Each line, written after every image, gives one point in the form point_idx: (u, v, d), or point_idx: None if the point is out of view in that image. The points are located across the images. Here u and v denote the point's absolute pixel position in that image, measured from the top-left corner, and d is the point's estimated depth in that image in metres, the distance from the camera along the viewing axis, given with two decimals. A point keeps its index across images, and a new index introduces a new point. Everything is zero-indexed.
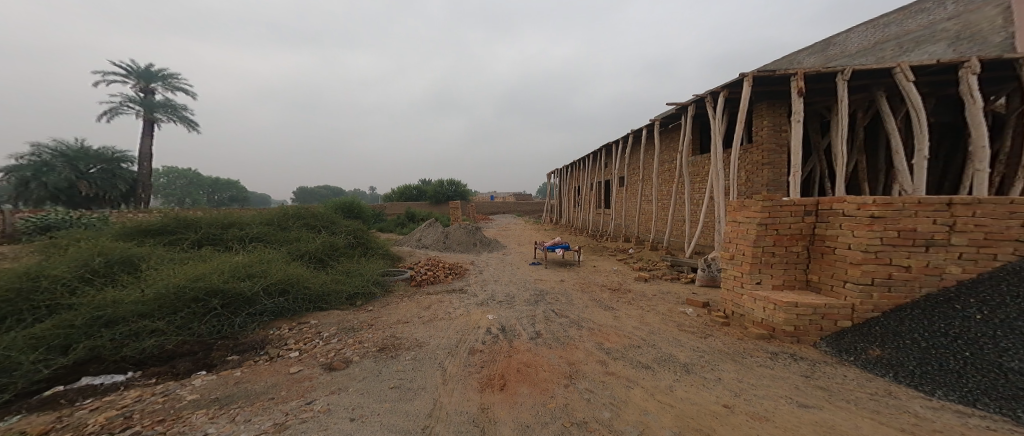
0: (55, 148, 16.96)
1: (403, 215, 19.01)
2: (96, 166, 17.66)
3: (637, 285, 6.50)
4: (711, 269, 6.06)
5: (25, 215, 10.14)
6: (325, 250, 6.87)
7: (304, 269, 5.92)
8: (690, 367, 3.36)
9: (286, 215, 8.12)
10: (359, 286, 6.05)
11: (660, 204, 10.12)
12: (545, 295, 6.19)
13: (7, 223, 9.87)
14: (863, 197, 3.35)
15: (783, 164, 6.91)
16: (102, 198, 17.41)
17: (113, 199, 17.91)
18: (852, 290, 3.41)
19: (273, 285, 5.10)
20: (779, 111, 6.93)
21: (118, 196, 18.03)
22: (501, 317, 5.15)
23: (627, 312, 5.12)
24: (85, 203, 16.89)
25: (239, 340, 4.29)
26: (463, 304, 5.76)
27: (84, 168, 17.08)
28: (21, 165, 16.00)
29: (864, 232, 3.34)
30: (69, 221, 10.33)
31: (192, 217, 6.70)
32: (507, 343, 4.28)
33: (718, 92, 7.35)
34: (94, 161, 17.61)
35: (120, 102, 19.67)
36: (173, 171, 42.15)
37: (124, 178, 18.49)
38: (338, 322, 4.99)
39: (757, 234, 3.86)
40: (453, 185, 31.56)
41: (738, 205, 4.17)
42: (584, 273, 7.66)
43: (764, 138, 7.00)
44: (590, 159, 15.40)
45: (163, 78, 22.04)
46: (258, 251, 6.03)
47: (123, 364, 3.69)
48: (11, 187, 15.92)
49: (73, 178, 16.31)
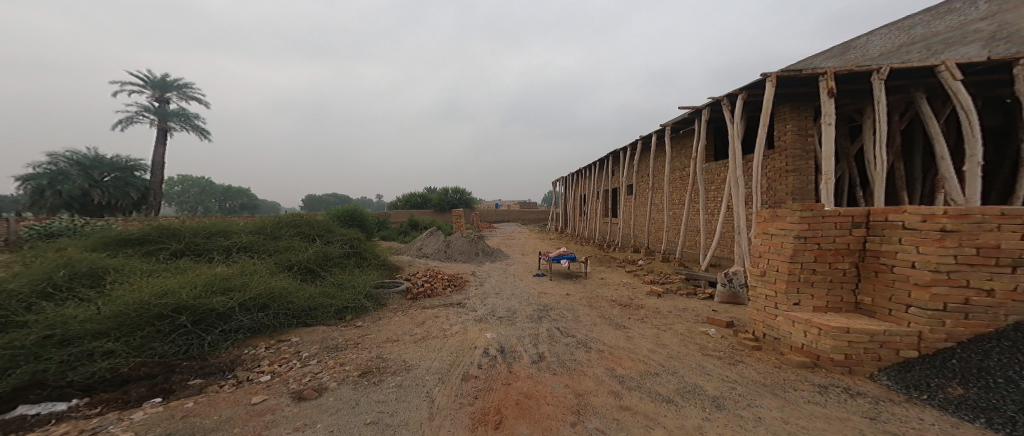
0: (72, 157, 17.03)
1: (407, 223, 18.66)
2: (111, 174, 17.69)
3: (650, 301, 5.96)
4: (733, 284, 5.51)
5: (29, 223, 9.97)
6: (316, 260, 6.49)
7: (291, 282, 5.53)
8: (721, 402, 2.82)
9: (280, 223, 7.78)
10: (349, 300, 5.64)
11: (671, 213, 9.59)
12: (550, 310, 5.68)
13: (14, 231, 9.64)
14: (931, 207, 2.82)
15: (811, 170, 6.36)
16: (116, 206, 17.37)
17: (126, 207, 17.93)
18: (918, 315, 2.86)
19: (253, 299, 4.73)
20: (805, 114, 6.40)
21: (131, 204, 18.05)
22: (500, 336, 4.65)
23: (640, 331, 4.59)
24: (99, 212, 16.90)
25: (207, 361, 3.91)
26: (459, 320, 5.27)
27: (99, 176, 17.11)
28: (37, 173, 16.04)
29: (933, 248, 2.81)
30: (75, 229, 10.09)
31: (178, 225, 6.36)
32: (506, 367, 3.77)
33: (736, 95, 6.85)
34: (108, 169, 17.63)
35: (136, 113, 19.90)
36: (187, 180, 42.73)
37: (137, 186, 18.50)
38: (321, 340, 4.57)
39: (795, 248, 3.34)
40: (458, 194, 31.30)
41: (769, 215, 3.65)
42: (591, 286, 7.13)
43: (787, 142, 6.47)
44: (597, 167, 14.91)
45: (178, 88, 22.28)
46: (242, 262, 5.66)
47: (68, 391, 3.28)
48: (24, 195, 15.91)
49: (88, 186, 16.37)
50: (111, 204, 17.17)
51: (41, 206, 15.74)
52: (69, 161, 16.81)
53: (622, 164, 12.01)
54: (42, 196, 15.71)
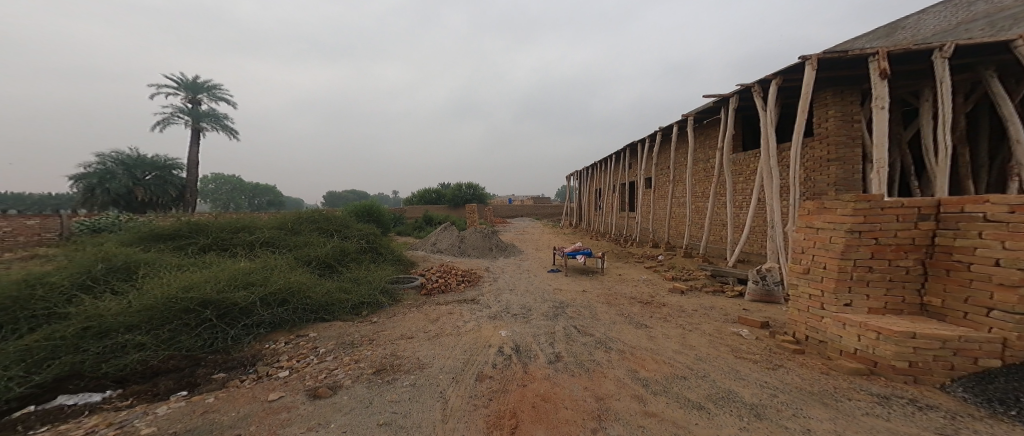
0: (117, 156, 17.96)
1: (421, 218, 18.73)
2: (151, 173, 18.56)
3: (671, 298, 5.69)
4: (765, 282, 5.17)
5: (74, 218, 10.47)
6: (334, 256, 6.54)
7: (310, 277, 5.57)
8: (761, 410, 2.59)
9: (300, 218, 7.88)
10: (365, 295, 5.64)
11: (695, 207, 9.17)
12: (565, 308, 5.50)
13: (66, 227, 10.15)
14: (1018, 197, 2.53)
15: (855, 159, 5.90)
16: (156, 203, 18.22)
17: (165, 204, 18.80)
18: (1002, 319, 2.58)
19: (274, 294, 4.77)
20: (850, 99, 5.95)
21: (169, 201, 18.91)
22: (514, 334, 4.52)
23: (663, 331, 4.36)
24: (142, 209, 17.81)
25: (230, 355, 3.94)
26: (473, 317, 5.17)
27: (140, 175, 17.98)
28: (88, 172, 16.95)
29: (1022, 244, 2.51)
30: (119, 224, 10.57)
31: (203, 220, 6.51)
32: (522, 367, 3.64)
33: (769, 80, 6.42)
34: (148, 168, 18.48)
35: (171, 114, 20.78)
36: (220, 177, 44.57)
37: (175, 184, 19.33)
38: (339, 336, 4.56)
39: (847, 244, 3.12)
40: (473, 189, 31.34)
41: (817, 207, 3.43)
42: (609, 282, 6.90)
43: (830, 130, 6.04)
44: (614, 159, 14.50)
45: (208, 89, 23.14)
46: (264, 257, 5.74)
47: (103, 382, 3.35)
48: (76, 193, 16.86)
49: (130, 184, 17.22)
50: (152, 201, 18.01)
51: (91, 204, 16.62)
52: (116, 161, 17.72)
53: (640, 157, 11.59)
54: (91, 195, 16.60)
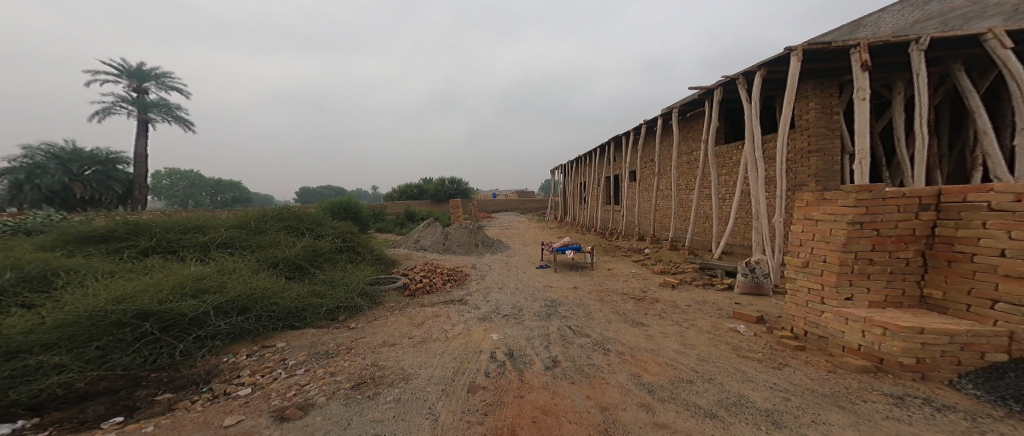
0: (49, 150, 16.15)
1: (401, 214, 18.11)
2: (90, 168, 16.84)
3: (664, 293, 5.56)
4: (755, 274, 5.12)
5: (5, 218, 9.28)
6: (305, 256, 6.02)
7: (277, 281, 5.05)
8: (777, 418, 2.42)
9: (266, 216, 7.24)
10: (341, 299, 5.19)
11: (678, 200, 9.18)
12: (558, 306, 5.25)
13: None
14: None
15: (835, 151, 5.96)
16: (99, 201, 16.58)
17: (109, 202, 17.16)
18: (1008, 312, 2.50)
19: (232, 302, 4.24)
20: (829, 91, 5.99)
21: (115, 198, 17.27)
22: (506, 337, 4.24)
23: (661, 329, 4.21)
24: (82, 207, 16.14)
25: (179, 373, 3.44)
26: (461, 319, 4.84)
27: (78, 170, 16.27)
28: (13, 167, 15.14)
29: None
30: (54, 225, 9.43)
31: (149, 221, 5.80)
32: (516, 376, 3.36)
33: (753, 72, 6.39)
34: (87, 162, 16.72)
35: (113, 103, 18.90)
36: (176, 173, 41.58)
37: (120, 180, 17.66)
38: (309, 345, 4.10)
39: (849, 235, 2.98)
40: (453, 184, 30.76)
41: (815, 198, 3.28)
42: (600, 277, 6.73)
43: (810, 121, 6.09)
44: (597, 153, 14.43)
45: (156, 77, 21.29)
46: (222, 260, 5.16)
47: (13, 411, 2.73)
48: (5, 190, 15.12)
49: (66, 180, 15.53)
50: (95, 199, 16.43)
51: (19, 202, 14.97)
52: (47, 155, 15.90)
53: (624, 151, 11.53)
54: (21, 192, 14.93)
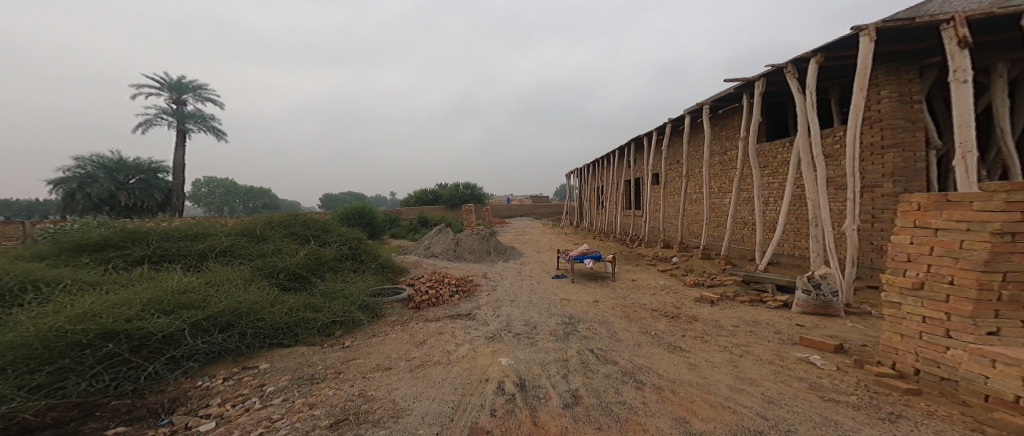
0: (99, 160, 16.78)
1: (416, 220, 17.72)
2: (135, 176, 17.40)
3: (702, 310, 4.77)
4: (820, 292, 4.26)
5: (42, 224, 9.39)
6: (306, 265, 5.60)
7: (270, 293, 4.60)
8: None
9: (270, 222, 6.88)
10: (339, 312, 4.71)
11: (712, 203, 8.29)
12: (577, 323, 4.57)
13: (25, 235, 9.02)
14: None
15: (917, 144, 5.04)
16: (141, 208, 17.05)
17: (152, 209, 17.61)
18: None
19: (213, 318, 3.78)
20: (906, 76, 5.13)
21: (156, 206, 17.72)
22: (517, 362, 3.60)
23: (706, 356, 3.46)
24: (125, 214, 16.63)
25: (141, 401, 2.99)
26: (467, 338, 4.23)
27: (123, 179, 16.80)
28: (67, 177, 15.75)
29: None
30: None
31: (145, 227, 5.49)
32: (529, 415, 2.72)
33: (807, 58, 5.57)
34: (132, 171, 17.26)
35: (152, 113, 19.59)
36: (213, 181, 43.29)
37: (160, 188, 18.16)
38: (294, 368, 3.59)
39: (994, 250, 2.27)
40: (470, 189, 30.46)
41: (934, 199, 2.54)
42: (624, 290, 5.98)
43: (884, 112, 5.24)
44: (619, 155, 13.62)
45: (194, 89, 22.07)
46: (215, 270, 4.76)
47: None
48: (54, 198, 15.73)
49: (114, 188, 16.08)
50: (138, 205, 16.94)
51: (72, 210, 15.55)
52: (97, 165, 16.51)
53: (648, 152, 10.70)
54: (70, 199, 15.49)
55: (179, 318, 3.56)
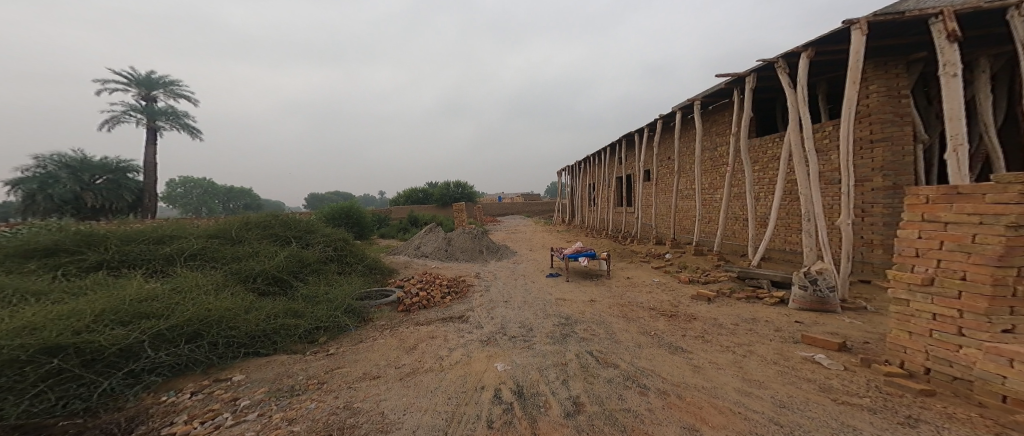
0: (61, 159, 15.80)
1: (405, 219, 17.37)
2: (102, 177, 16.44)
3: (700, 308, 4.68)
4: (817, 287, 4.21)
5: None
6: (286, 269, 5.28)
7: (245, 298, 4.29)
8: None
9: (247, 224, 6.51)
10: (322, 318, 4.44)
11: (704, 199, 8.27)
12: (574, 324, 4.41)
13: None
14: None
15: (905, 138, 5.05)
16: (109, 209, 16.14)
17: (122, 210, 16.73)
18: None
19: (178, 328, 3.46)
20: (894, 71, 5.13)
21: (127, 207, 16.84)
22: (514, 367, 3.42)
23: (709, 357, 3.34)
24: (93, 217, 15.72)
25: (93, 422, 2.68)
26: (460, 342, 4.01)
27: (89, 179, 15.86)
28: (25, 178, 14.79)
29: None
30: None
31: (106, 231, 5.07)
32: (528, 427, 2.54)
33: (797, 53, 5.52)
34: (98, 171, 16.32)
35: (120, 111, 18.62)
36: (190, 181, 41.68)
37: (131, 188, 17.24)
38: (271, 379, 3.31)
39: (1009, 244, 2.20)
40: (460, 188, 30.18)
41: (943, 192, 2.47)
42: (620, 288, 5.87)
43: (872, 107, 5.23)
44: (609, 152, 13.57)
45: (165, 85, 21.05)
46: (183, 276, 4.41)
47: None
48: (16, 200, 14.77)
49: (79, 189, 15.16)
50: (107, 207, 16.03)
51: (32, 212, 14.60)
52: (58, 164, 15.54)
53: (638, 149, 10.65)
54: (33, 201, 14.57)
55: (139, 329, 3.23)
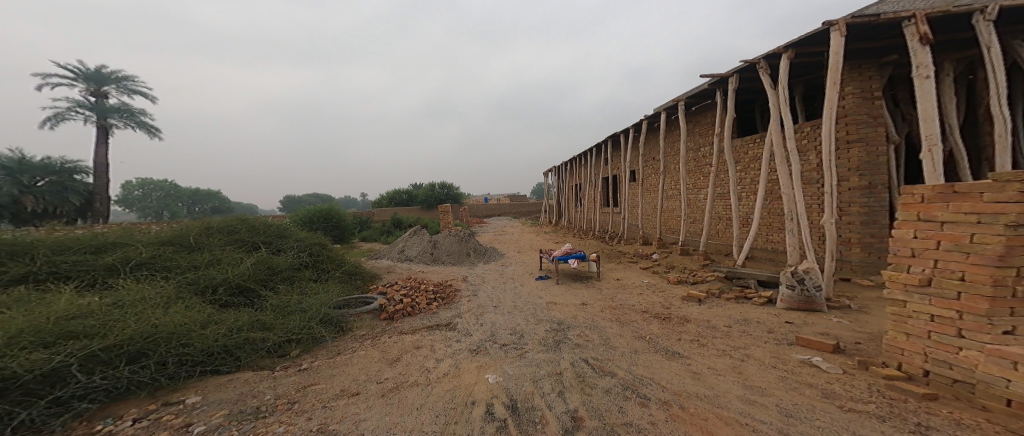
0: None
1: (387, 222, 16.85)
2: (44, 178, 15.01)
3: (692, 309, 4.63)
4: (804, 286, 4.23)
5: None
6: (253, 277, 4.87)
7: (203, 311, 3.88)
8: None
9: (210, 229, 6.01)
10: (294, 330, 4.09)
11: (687, 199, 8.34)
12: (567, 330, 4.26)
13: None
14: None
15: (879, 139, 5.19)
16: (54, 214, 14.76)
17: (68, 214, 15.34)
18: None
19: (117, 348, 3.04)
20: (868, 74, 5.27)
21: (74, 211, 15.46)
22: (506, 379, 3.21)
23: (707, 362, 3.25)
24: (36, 222, 14.34)
25: None
26: (448, 352, 3.77)
27: (30, 181, 14.45)
28: None
29: None
30: None
31: (39, 240, 4.52)
32: None
33: (777, 55, 5.60)
34: (41, 172, 14.92)
35: (66, 107, 17.14)
36: (151, 184, 39.13)
37: (79, 191, 15.84)
38: (233, 400, 2.98)
39: (1009, 244, 2.18)
40: (444, 189, 29.74)
41: (939, 191, 2.45)
42: (610, 290, 5.77)
43: (848, 108, 5.35)
44: (593, 153, 13.59)
45: (117, 80, 19.57)
46: (130, 289, 3.95)
47: None
48: None
49: (17, 192, 13.78)
50: (52, 211, 14.68)
51: None
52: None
53: (622, 149, 10.68)
54: None
55: (67, 351, 2.80)
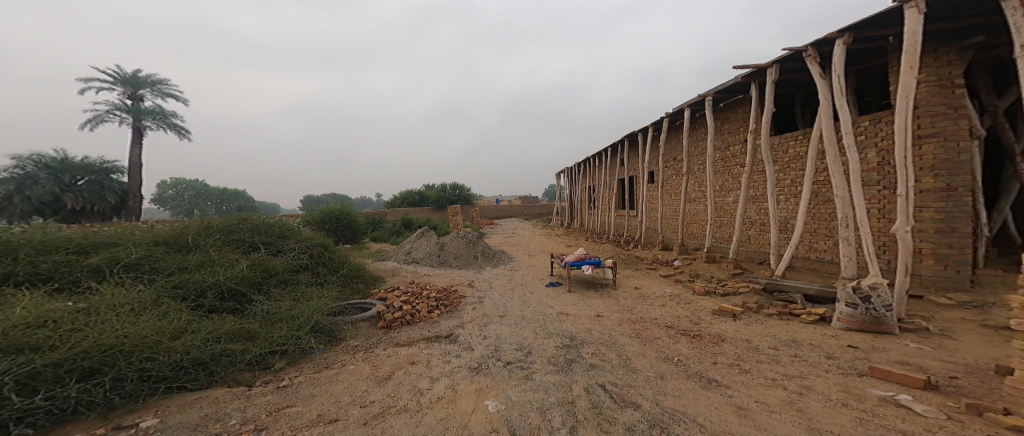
0: (41, 159, 14.80)
1: (397, 223, 16.58)
2: (86, 178, 15.43)
3: (727, 326, 3.99)
4: (872, 306, 3.53)
5: None
6: (244, 281, 4.50)
7: (179, 320, 3.50)
8: None
9: (210, 228, 5.72)
10: (278, 340, 3.68)
11: (716, 202, 7.63)
12: (581, 346, 3.70)
13: None
14: None
15: (959, 134, 4.42)
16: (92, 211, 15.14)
17: (104, 212, 15.71)
18: None
19: (68, 363, 2.65)
20: (945, 58, 4.49)
21: (110, 209, 15.86)
22: (508, 407, 2.69)
23: (755, 395, 2.63)
24: (75, 219, 14.77)
25: None
26: (445, 370, 3.28)
27: (71, 180, 14.87)
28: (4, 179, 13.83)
29: None
30: None
31: (24, 238, 4.26)
32: None
33: (833, 39, 4.87)
34: (81, 172, 15.33)
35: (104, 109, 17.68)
36: (182, 184, 40.44)
37: (115, 190, 16.24)
38: (192, 425, 2.56)
39: None
40: (457, 190, 29.50)
41: None
42: (629, 300, 5.16)
43: (920, 98, 4.59)
44: (611, 153, 12.94)
45: (152, 84, 20.15)
46: (106, 294, 3.62)
47: None
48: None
49: (59, 191, 14.20)
50: (89, 210, 15.05)
51: (10, 214, 13.65)
52: (38, 165, 14.54)
53: (640, 149, 10.03)
54: (10, 203, 13.60)
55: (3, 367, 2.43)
